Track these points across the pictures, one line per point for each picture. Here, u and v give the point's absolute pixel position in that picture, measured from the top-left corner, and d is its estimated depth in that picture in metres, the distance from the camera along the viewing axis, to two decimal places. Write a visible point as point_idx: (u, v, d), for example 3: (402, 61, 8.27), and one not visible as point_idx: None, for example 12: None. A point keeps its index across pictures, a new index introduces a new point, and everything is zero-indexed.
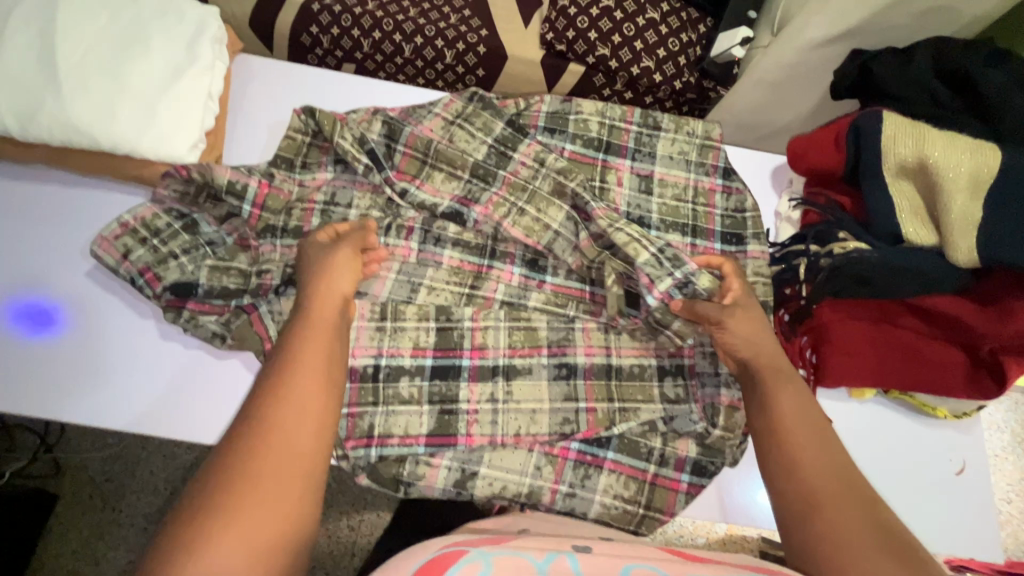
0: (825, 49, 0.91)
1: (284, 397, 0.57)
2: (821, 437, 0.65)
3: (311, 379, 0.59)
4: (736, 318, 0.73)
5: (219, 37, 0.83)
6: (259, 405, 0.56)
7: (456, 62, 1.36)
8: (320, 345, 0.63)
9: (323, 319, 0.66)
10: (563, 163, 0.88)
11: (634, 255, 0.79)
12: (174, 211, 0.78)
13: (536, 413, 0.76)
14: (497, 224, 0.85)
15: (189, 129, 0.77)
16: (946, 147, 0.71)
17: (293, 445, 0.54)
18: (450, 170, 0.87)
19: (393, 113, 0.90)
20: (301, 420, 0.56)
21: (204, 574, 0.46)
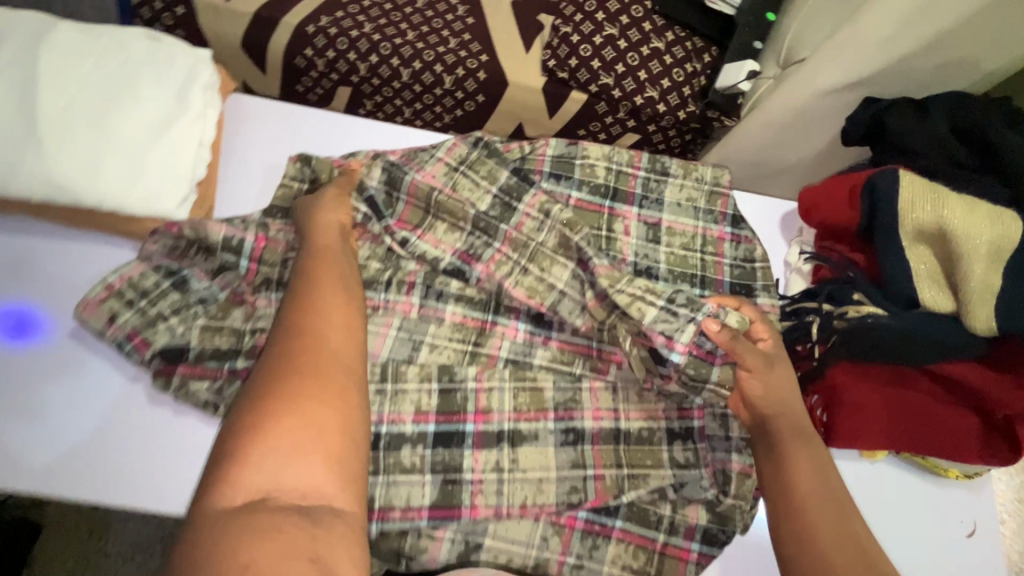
0: (837, 95, 0.89)
1: (312, 305, 0.61)
2: (838, 509, 0.63)
3: (332, 289, 0.64)
4: (774, 373, 0.72)
5: (211, 83, 0.79)
6: (289, 317, 0.60)
7: (455, 88, 1.29)
8: (334, 267, 0.68)
9: (332, 248, 0.71)
10: (568, 214, 0.84)
11: (639, 315, 0.74)
12: (163, 267, 0.74)
13: (543, 481, 0.73)
14: (499, 284, 0.82)
15: (179, 182, 0.73)
16: (965, 215, 0.69)
17: (331, 338, 0.58)
18: (452, 221, 0.84)
19: (395, 157, 0.86)
20: (331, 319, 0.60)
21: (273, 447, 0.49)
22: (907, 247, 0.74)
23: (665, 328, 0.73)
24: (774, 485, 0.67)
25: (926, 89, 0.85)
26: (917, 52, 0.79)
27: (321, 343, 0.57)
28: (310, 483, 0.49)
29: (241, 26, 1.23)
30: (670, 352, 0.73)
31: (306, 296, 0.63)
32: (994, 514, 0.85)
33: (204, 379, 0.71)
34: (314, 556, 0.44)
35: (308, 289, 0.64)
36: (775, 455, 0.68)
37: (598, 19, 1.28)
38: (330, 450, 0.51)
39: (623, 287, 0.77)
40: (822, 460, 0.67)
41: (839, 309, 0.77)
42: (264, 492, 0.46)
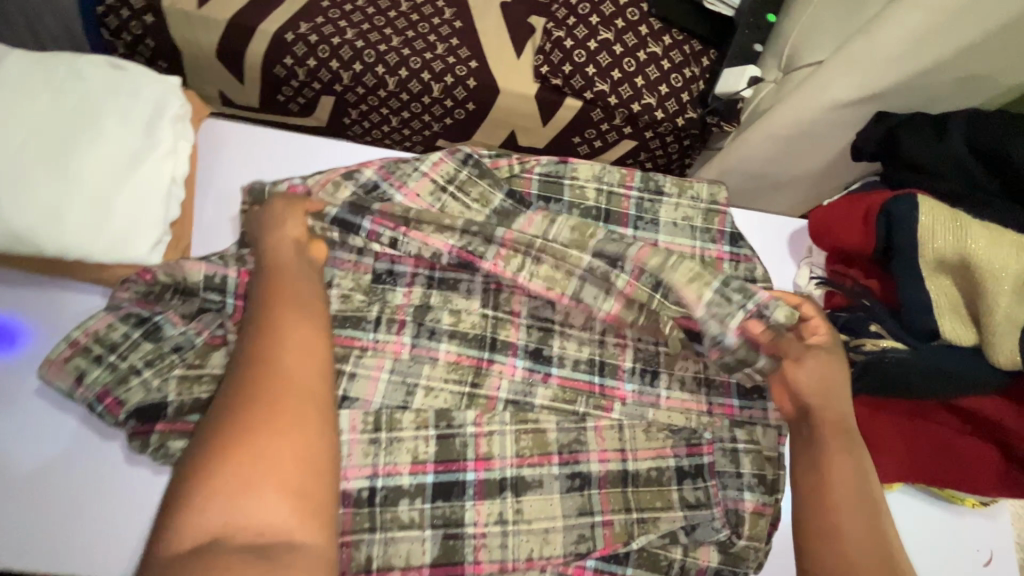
0: (848, 110, 0.84)
1: (268, 327, 0.59)
2: (865, 504, 0.66)
3: (290, 308, 0.62)
4: (816, 358, 0.71)
5: (182, 115, 0.74)
6: (245, 341, 0.59)
7: (444, 96, 1.18)
8: (294, 283, 0.65)
9: (292, 262, 0.68)
10: (574, 221, 0.79)
11: (694, 292, 0.71)
12: (133, 316, 0.68)
13: (549, 532, 0.70)
14: (511, 279, 0.77)
15: (151, 225, 0.68)
16: (990, 245, 0.66)
17: (287, 364, 0.56)
18: (439, 225, 0.77)
19: (369, 171, 0.80)
20: (287, 342, 0.58)
21: (226, 486, 0.48)
22: (928, 277, 0.70)
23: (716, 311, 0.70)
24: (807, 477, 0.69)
25: (941, 105, 0.81)
26: (933, 69, 0.75)
27: (276, 370, 0.55)
28: (266, 518, 0.48)
29: (203, 32, 1.11)
30: (722, 334, 0.70)
31: (262, 318, 0.61)
32: (1011, 542, 0.82)
33: (186, 436, 0.65)
34: None
35: (265, 309, 0.61)
36: (816, 449, 0.70)
37: (592, 23, 1.19)
38: (286, 483, 0.50)
39: (671, 271, 0.73)
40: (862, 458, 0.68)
41: (856, 340, 0.76)
42: (217, 534, 0.46)
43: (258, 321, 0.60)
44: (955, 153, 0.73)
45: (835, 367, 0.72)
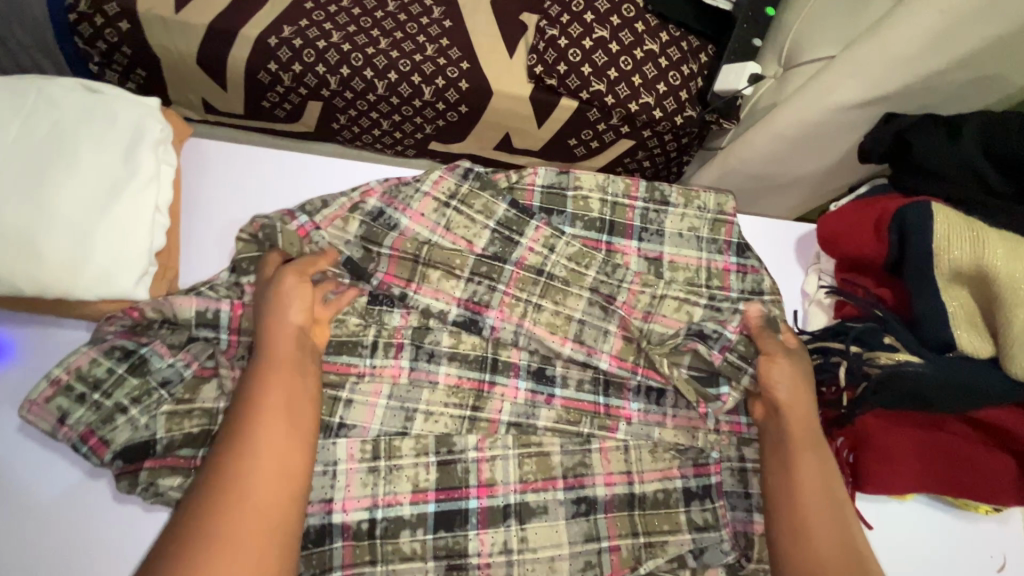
0: (855, 112, 0.81)
1: (245, 461, 0.56)
2: (832, 505, 0.65)
3: (271, 436, 0.59)
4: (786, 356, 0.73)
5: (163, 138, 0.71)
6: (216, 469, 0.56)
7: (435, 99, 1.13)
8: (281, 399, 0.61)
9: (287, 368, 0.63)
10: (573, 249, 0.79)
11: (688, 316, 0.78)
12: (118, 350, 0.65)
13: (555, 560, 0.68)
14: (517, 327, 0.76)
15: (134, 256, 0.65)
16: (1008, 255, 0.63)
17: (266, 482, 0.56)
18: (447, 268, 0.76)
19: (375, 201, 0.77)
20: (260, 482, 0.56)
21: None
22: (942, 288, 0.68)
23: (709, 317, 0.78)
24: (775, 482, 0.68)
25: (953, 106, 0.78)
26: (945, 69, 0.72)
27: (242, 515, 0.53)
28: None
29: (181, 39, 1.05)
30: (720, 330, 0.75)
31: (240, 444, 0.57)
32: None
33: (178, 472, 0.63)
34: None
35: (247, 432, 0.58)
36: (784, 450, 0.69)
37: (586, 20, 1.12)
38: None
39: (660, 307, 0.79)
40: (827, 459, 0.67)
41: (869, 353, 0.73)
42: None
43: (235, 446, 0.57)
44: (969, 157, 0.71)
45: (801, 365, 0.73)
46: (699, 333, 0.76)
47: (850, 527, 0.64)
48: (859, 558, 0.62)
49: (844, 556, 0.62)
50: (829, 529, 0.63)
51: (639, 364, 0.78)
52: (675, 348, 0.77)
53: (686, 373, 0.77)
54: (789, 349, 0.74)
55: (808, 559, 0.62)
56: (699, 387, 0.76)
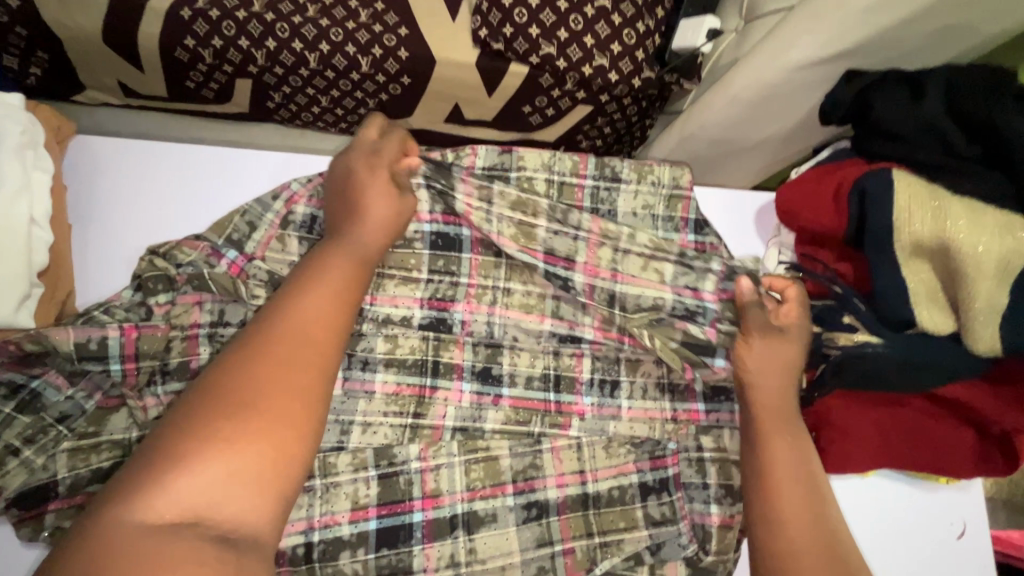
0: (818, 69, 0.74)
1: (309, 299, 0.57)
2: (810, 499, 0.62)
3: (338, 269, 0.60)
4: (769, 340, 0.68)
5: (28, 141, 0.63)
6: (260, 331, 0.55)
7: (374, 72, 0.96)
8: (329, 294, 0.58)
9: (346, 264, 0.61)
10: (513, 198, 0.73)
11: (659, 273, 0.74)
12: (4, 384, 0.60)
13: (506, 569, 0.66)
14: (490, 317, 0.73)
15: (11, 280, 0.58)
16: (969, 227, 0.59)
17: (333, 284, 0.59)
18: (404, 271, 0.72)
19: (307, 203, 0.70)
20: (315, 326, 0.56)
21: (250, 371, 0.52)
22: (903, 264, 0.63)
23: (688, 284, 0.73)
24: (749, 475, 0.65)
25: (917, 59, 0.72)
26: (912, 20, 0.65)
27: (314, 298, 0.58)
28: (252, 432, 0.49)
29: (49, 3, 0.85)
30: (701, 304, 0.73)
31: (282, 319, 0.56)
32: (985, 512, 0.78)
33: None
34: (223, 532, 0.45)
35: (293, 312, 0.56)
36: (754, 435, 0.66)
37: None
38: (292, 394, 0.52)
39: (626, 265, 0.74)
40: (805, 447, 0.64)
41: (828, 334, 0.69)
42: (221, 417, 0.49)
43: (278, 319, 0.56)
44: (930, 119, 0.66)
45: (788, 350, 0.68)
46: (683, 310, 0.73)
47: (829, 524, 0.61)
48: (840, 553, 0.59)
49: (823, 552, 0.59)
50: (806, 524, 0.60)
51: (624, 334, 0.74)
52: (656, 321, 0.73)
53: (674, 344, 0.73)
54: (780, 330, 0.68)
55: (784, 548, 0.59)
56: (687, 354, 0.73)
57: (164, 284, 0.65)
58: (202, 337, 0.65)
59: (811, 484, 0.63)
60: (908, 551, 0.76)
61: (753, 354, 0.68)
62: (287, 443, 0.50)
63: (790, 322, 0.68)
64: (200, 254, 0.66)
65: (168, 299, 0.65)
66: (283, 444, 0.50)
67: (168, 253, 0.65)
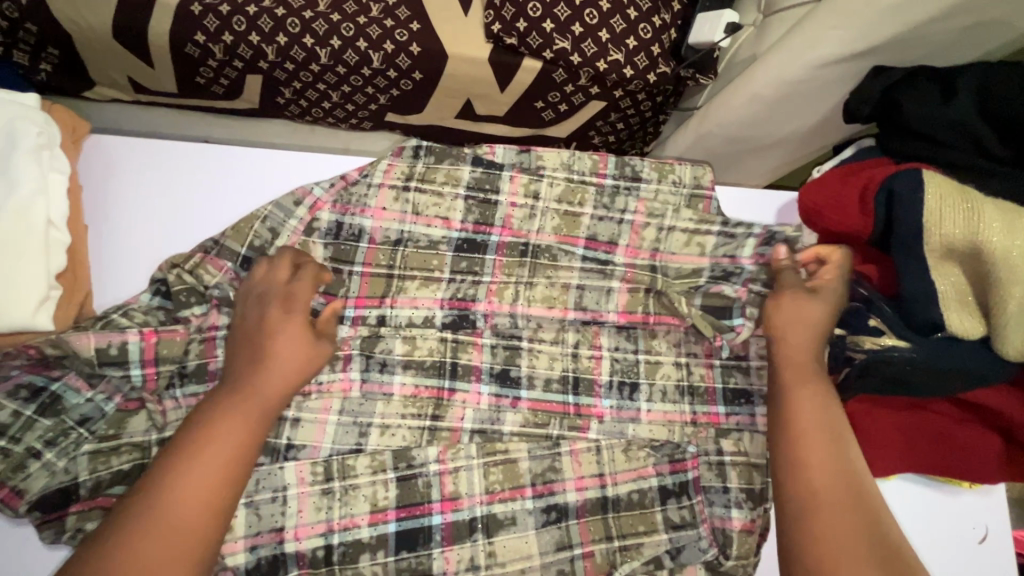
0: (842, 65, 0.72)
1: (190, 473, 0.53)
2: (838, 449, 0.61)
3: (229, 433, 0.56)
4: (800, 298, 0.67)
5: (44, 142, 0.62)
6: (131, 523, 0.51)
7: (385, 68, 0.93)
8: (215, 462, 0.54)
9: (236, 418, 0.57)
10: (559, 189, 0.75)
11: (701, 247, 0.76)
12: (26, 386, 0.60)
13: (526, 572, 0.65)
14: (511, 314, 0.72)
15: (28, 284, 0.58)
16: (1002, 227, 0.58)
17: (221, 451, 0.55)
18: (426, 273, 0.72)
19: (327, 211, 0.70)
20: (192, 506, 0.52)
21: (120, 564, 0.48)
22: (932, 266, 0.62)
23: (725, 252, 0.75)
24: (775, 418, 0.64)
25: (944, 56, 0.70)
26: (941, 16, 0.64)
27: (201, 468, 0.54)
28: None
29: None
30: (738, 268, 0.74)
31: (158, 504, 0.51)
32: (1007, 517, 0.77)
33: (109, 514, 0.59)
34: None
35: (170, 493, 0.52)
36: (780, 384, 0.65)
37: None
38: None
39: (668, 241, 0.76)
40: (830, 396, 0.63)
41: (853, 337, 0.68)
42: None
43: (154, 504, 0.51)
44: (961, 118, 0.64)
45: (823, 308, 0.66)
46: (720, 274, 0.75)
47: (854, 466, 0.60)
48: (865, 500, 0.58)
49: (849, 500, 0.58)
50: (833, 469, 0.59)
51: (648, 314, 0.74)
52: (695, 287, 0.75)
53: (700, 309, 0.73)
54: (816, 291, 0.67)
55: (812, 489, 0.59)
56: (710, 321, 0.73)
57: (197, 296, 0.65)
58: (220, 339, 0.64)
59: (836, 432, 0.62)
60: (928, 553, 0.75)
61: (789, 309, 0.66)
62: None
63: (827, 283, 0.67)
64: (226, 277, 0.66)
65: (202, 311, 0.65)
66: None
67: (194, 269, 0.65)
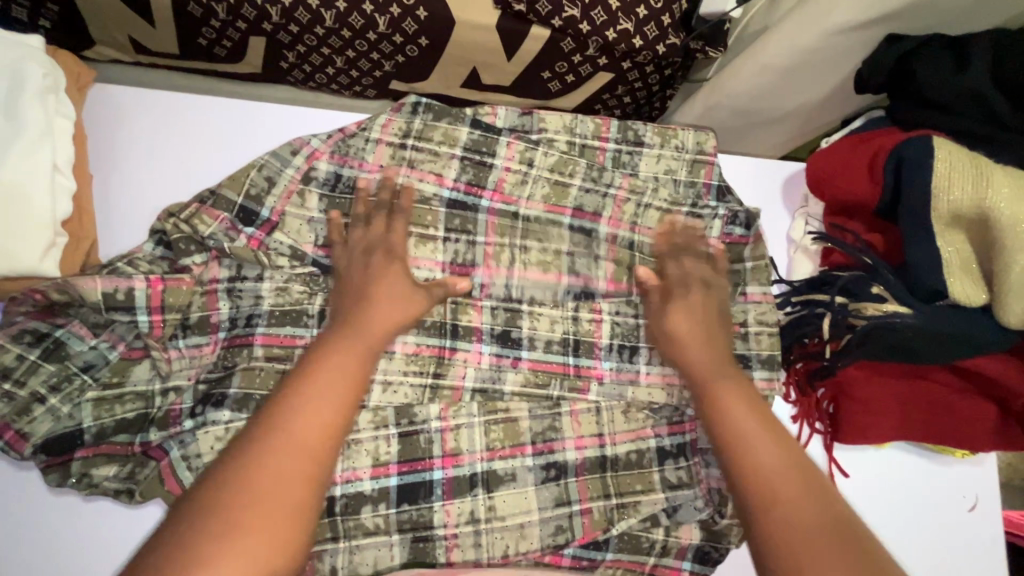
0: (861, 32, 0.70)
1: (316, 385, 0.56)
2: (772, 432, 0.59)
3: (346, 352, 0.59)
4: (676, 315, 0.68)
5: (49, 86, 0.62)
6: (259, 438, 0.52)
7: (391, 32, 0.86)
8: (338, 377, 0.57)
9: (354, 340, 0.60)
10: (554, 159, 0.75)
11: (674, 225, 0.76)
12: (29, 333, 0.60)
13: (525, 527, 0.67)
14: (507, 281, 0.72)
15: (36, 228, 0.58)
16: (1012, 196, 0.59)
17: (339, 365, 0.58)
18: (421, 230, 0.71)
19: (325, 160, 0.69)
20: (319, 415, 0.54)
21: (261, 467, 0.50)
22: (940, 234, 0.63)
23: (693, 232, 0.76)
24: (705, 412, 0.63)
25: (965, 25, 0.69)
26: None
27: (326, 381, 0.56)
28: (249, 544, 0.46)
29: None
30: None
31: (291, 412, 0.54)
32: (995, 485, 0.79)
33: (114, 461, 0.60)
34: None
35: (295, 413, 0.54)
36: (697, 372, 0.65)
37: None
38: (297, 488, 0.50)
39: (645, 217, 0.75)
40: (744, 381, 0.64)
41: (856, 304, 0.68)
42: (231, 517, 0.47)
43: (282, 415, 0.54)
44: (974, 86, 0.64)
45: (695, 302, 0.69)
46: None
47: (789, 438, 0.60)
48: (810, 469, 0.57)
49: (797, 476, 0.56)
50: (772, 451, 0.58)
51: (633, 285, 0.74)
52: None
53: None
54: (674, 292, 0.69)
55: (751, 463, 0.57)
56: None
57: (197, 246, 0.65)
58: (222, 292, 0.65)
59: (766, 415, 0.61)
60: (920, 519, 0.77)
61: (661, 323, 0.69)
62: (276, 557, 0.47)
63: (678, 279, 0.70)
64: (221, 227, 0.65)
65: (203, 260, 0.65)
66: (277, 543, 0.47)
67: (190, 219, 0.64)
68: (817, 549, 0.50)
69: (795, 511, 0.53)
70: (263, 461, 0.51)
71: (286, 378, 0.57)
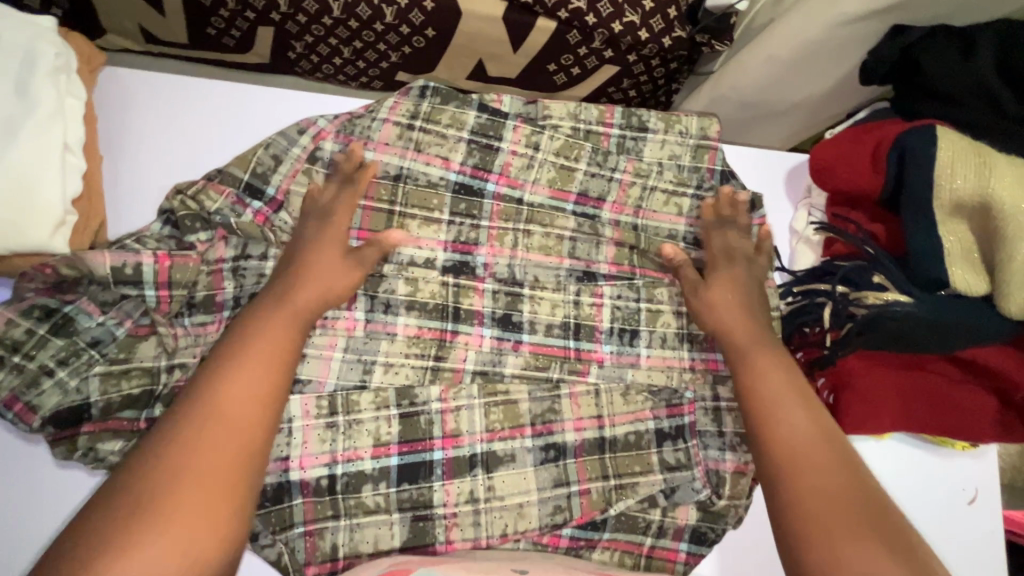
0: (868, 22, 0.70)
1: (244, 363, 0.57)
2: (806, 399, 0.62)
3: (271, 331, 0.60)
4: (715, 288, 0.70)
5: (60, 65, 0.62)
6: (188, 413, 0.54)
7: (397, 23, 0.86)
8: (266, 356, 0.59)
9: (280, 320, 0.61)
10: (559, 143, 0.75)
11: (677, 209, 0.76)
12: (40, 307, 0.61)
13: (524, 506, 0.67)
14: (511, 260, 0.73)
15: (46, 205, 0.59)
16: (1015, 185, 0.59)
17: (265, 344, 0.59)
18: (426, 212, 0.72)
19: (332, 140, 0.70)
20: (247, 391, 0.56)
21: (192, 442, 0.52)
22: (942, 222, 0.63)
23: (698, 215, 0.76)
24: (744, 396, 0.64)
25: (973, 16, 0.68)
26: None
27: (253, 359, 0.58)
28: (181, 515, 0.48)
29: None
30: None
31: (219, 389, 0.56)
32: (995, 479, 0.79)
33: (120, 436, 0.61)
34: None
35: (220, 390, 0.55)
36: (739, 350, 0.66)
37: None
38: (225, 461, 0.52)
39: (650, 201, 0.76)
40: (788, 360, 0.65)
41: (857, 293, 0.68)
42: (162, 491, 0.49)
43: (212, 392, 0.55)
44: (979, 76, 0.64)
45: (740, 278, 0.70)
46: (694, 240, 0.77)
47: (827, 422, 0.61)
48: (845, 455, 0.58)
49: (834, 462, 0.57)
50: (804, 424, 0.60)
51: (635, 266, 0.75)
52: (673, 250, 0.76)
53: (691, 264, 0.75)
54: (720, 267, 0.71)
55: (787, 448, 0.59)
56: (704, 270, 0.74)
57: (201, 223, 0.66)
58: (227, 271, 0.66)
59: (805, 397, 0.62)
60: (919, 511, 0.77)
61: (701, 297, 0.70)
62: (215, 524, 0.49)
63: (730, 254, 0.71)
64: (227, 202, 0.66)
65: (208, 237, 0.66)
66: (208, 514, 0.49)
67: (197, 195, 0.65)
68: (839, 533, 0.51)
69: (820, 476, 0.56)
70: (194, 436, 0.52)
71: (213, 356, 0.59)
